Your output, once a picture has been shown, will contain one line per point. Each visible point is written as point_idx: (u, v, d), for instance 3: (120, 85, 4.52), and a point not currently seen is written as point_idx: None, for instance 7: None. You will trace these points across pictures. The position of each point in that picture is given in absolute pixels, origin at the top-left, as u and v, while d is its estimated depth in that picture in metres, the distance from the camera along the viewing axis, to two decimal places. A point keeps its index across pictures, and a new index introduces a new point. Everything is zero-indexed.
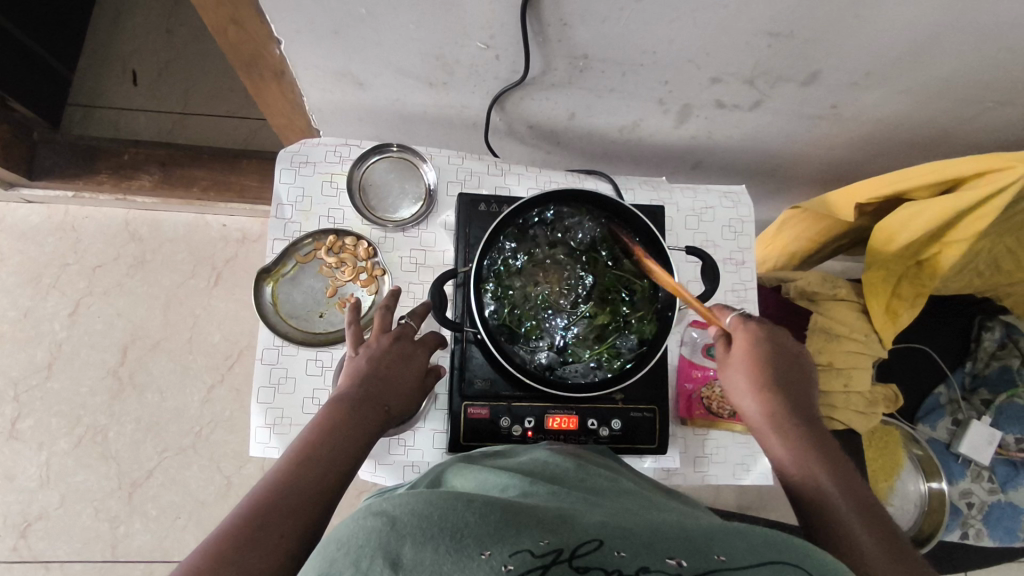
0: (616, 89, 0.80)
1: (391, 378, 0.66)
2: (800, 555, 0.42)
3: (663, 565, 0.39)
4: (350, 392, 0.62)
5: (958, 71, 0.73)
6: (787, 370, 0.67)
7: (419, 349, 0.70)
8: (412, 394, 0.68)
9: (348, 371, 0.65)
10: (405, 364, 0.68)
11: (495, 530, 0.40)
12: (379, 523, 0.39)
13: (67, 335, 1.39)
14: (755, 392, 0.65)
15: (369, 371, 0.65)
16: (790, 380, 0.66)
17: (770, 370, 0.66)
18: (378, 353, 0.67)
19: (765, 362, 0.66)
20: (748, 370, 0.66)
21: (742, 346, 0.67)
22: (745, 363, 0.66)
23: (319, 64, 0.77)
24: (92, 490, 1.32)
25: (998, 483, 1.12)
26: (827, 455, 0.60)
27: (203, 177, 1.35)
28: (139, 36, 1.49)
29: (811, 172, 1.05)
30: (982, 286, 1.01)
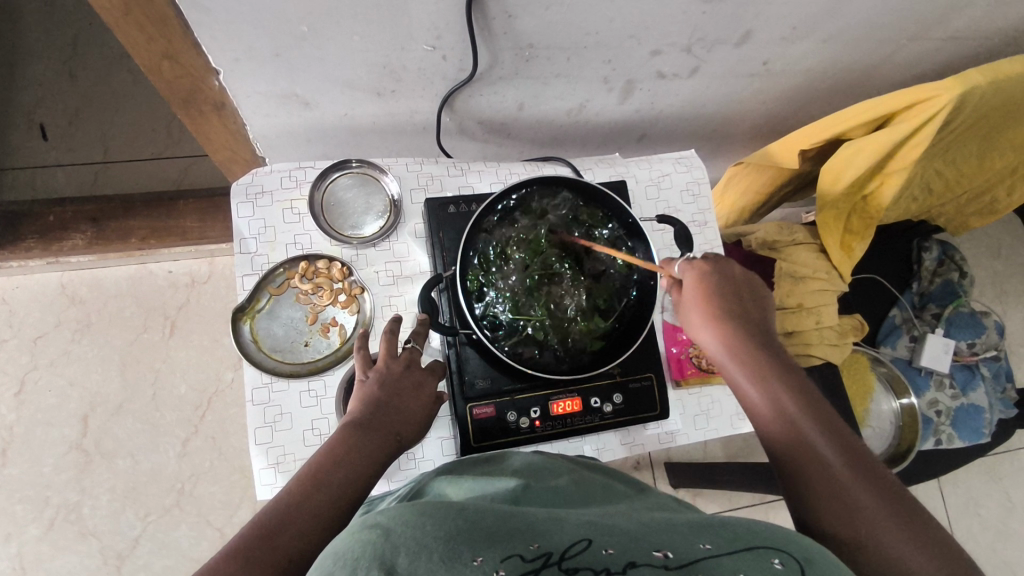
0: (562, 74, 0.82)
1: (402, 406, 0.65)
2: (786, 542, 0.44)
3: (648, 556, 0.41)
4: (361, 415, 0.62)
5: (875, 15, 0.78)
6: (737, 295, 0.69)
7: (428, 377, 0.69)
8: (422, 421, 0.67)
9: (359, 396, 0.64)
10: (417, 392, 0.67)
11: (488, 537, 0.41)
12: (373, 535, 0.40)
13: (17, 415, 1.30)
14: (711, 326, 0.67)
15: (382, 397, 0.64)
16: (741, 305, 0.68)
17: (721, 303, 0.67)
18: (389, 379, 0.65)
19: (718, 296, 0.68)
20: (700, 304, 0.68)
21: (692, 284, 0.69)
22: (699, 300, 0.68)
23: (261, 90, 0.75)
24: (75, 572, 1.24)
25: (959, 388, 1.21)
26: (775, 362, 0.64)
27: (140, 225, 1.28)
28: (39, 86, 1.39)
29: (749, 128, 1.10)
30: (918, 212, 1.08)
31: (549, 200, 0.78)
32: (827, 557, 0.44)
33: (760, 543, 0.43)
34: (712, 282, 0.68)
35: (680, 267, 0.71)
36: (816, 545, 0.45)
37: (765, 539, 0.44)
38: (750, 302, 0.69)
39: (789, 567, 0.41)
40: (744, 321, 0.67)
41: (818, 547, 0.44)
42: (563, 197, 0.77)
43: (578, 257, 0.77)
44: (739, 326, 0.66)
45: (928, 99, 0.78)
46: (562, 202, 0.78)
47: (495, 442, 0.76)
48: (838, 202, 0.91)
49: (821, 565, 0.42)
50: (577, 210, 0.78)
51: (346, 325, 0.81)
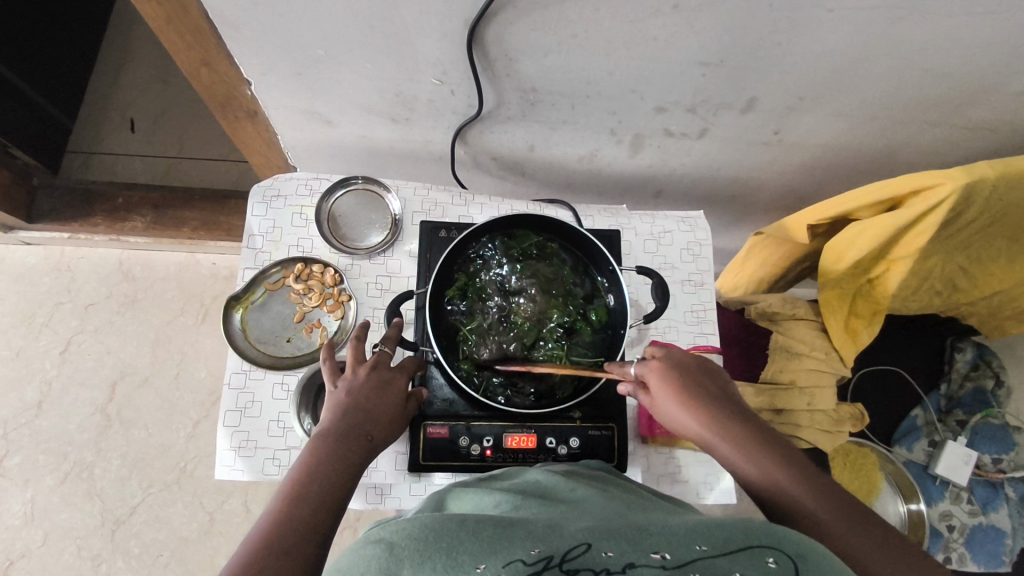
0: (568, 121, 0.85)
1: (370, 410, 0.66)
2: (780, 539, 0.45)
3: (646, 558, 0.43)
4: (334, 425, 0.63)
5: (886, 95, 0.77)
6: (701, 376, 0.67)
7: (398, 374, 0.71)
8: (393, 421, 0.68)
9: (330, 406, 0.65)
10: (385, 392, 0.69)
11: (489, 546, 0.45)
12: (377, 550, 0.45)
13: (57, 372, 1.42)
14: (686, 416, 0.65)
15: (350, 406, 0.65)
16: (709, 386, 0.67)
17: (690, 390, 0.66)
18: (356, 386, 0.67)
19: (687, 385, 0.66)
20: (671, 395, 0.66)
21: (657, 378, 0.67)
22: (669, 392, 0.66)
23: (288, 103, 0.83)
24: (76, 528, 1.32)
25: (979, 505, 1.12)
26: (759, 438, 0.62)
27: (194, 218, 1.42)
28: (136, 85, 1.57)
29: (770, 197, 1.09)
30: (944, 306, 1.02)
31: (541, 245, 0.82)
32: (822, 552, 0.45)
33: (755, 543, 0.44)
34: (674, 374, 0.66)
35: (636, 368, 0.69)
36: (812, 542, 0.46)
37: (759, 537, 0.45)
38: (709, 380, 0.67)
39: (782, 566, 0.43)
40: (716, 405, 0.65)
41: (812, 543, 0.46)
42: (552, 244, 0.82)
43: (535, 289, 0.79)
44: (710, 411, 0.64)
45: (934, 186, 0.74)
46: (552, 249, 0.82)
47: (443, 464, 0.77)
48: (841, 281, 0.89)
49: (813, 562, 0.44)
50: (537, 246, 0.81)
51: (329, 328, 0.85)
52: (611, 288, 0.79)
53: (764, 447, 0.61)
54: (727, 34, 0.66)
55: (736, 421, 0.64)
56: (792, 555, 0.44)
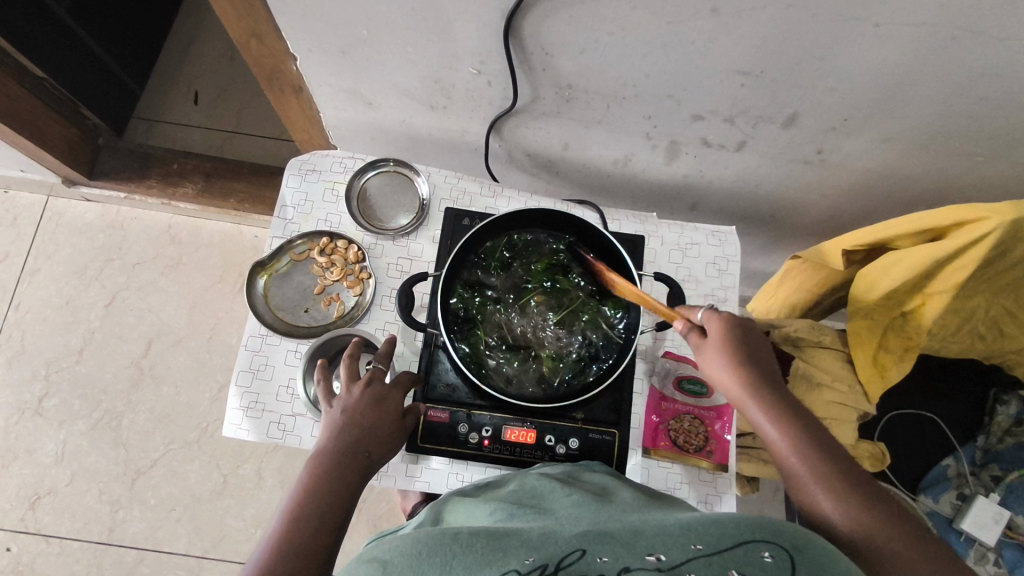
0: (603, 121, 0.85)
1: (367, 426, 0.67)
2: (775, 532, 0.45)
3: (642, 560, 0.43)
4: (331, 446, 0.64)
5: (937, 121, 0.74)
6: (758, 340, 0.67)
7: (392, 391, 0.71)
8: (392, 436, 0.69)
9: (326, 426, 0.66)
10: (381, 408, 0.69)
11: (484, 557, 0.45)
12: (372, 569, 0.46)
13: (100, 323, 1.49)
14: (733, 372, 0.64)
15: (344, 426, 0.66)
16: (763, 351, 0.67)
17: (744, 354, 0.65)
18: (352, 403, 0.68)
19: (744, 346, 0.66)
20: (724, 353, 0.65)
21: (716, 331, 0.67)
22: (723, 347, 0.66)
23: (331, 82, 0.86)
24: (100, 472, 1.39)
25: (1006, 568, 1.05)
26: (798, 414, 0.62)
27: (241, 190, 1.48)
28: (203, 60, 1.64)
29: (810, 221, 1.05)
30: (987, 353, 0.96)
31: (540, 239, 0.81)
32: (817, 542, 0.46)
33: (752, 537, 0.45)
34: (733, 333, 0.66)
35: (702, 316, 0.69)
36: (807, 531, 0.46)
37: (753, 531, 0.45)
38: (762, 348, 0.67)
39: (779, 560, 0.43)
40: (764, 374, 0.65)
41: (806, 534, 0.46)
42: (551, 238, 0.81)
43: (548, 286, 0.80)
44: (757, 373, 0.64)
45: (979, 221, 0.71)
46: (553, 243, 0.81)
47: (439, 448, 0.78)
48: (872, 311, 0.85)
49: (810, 552, 0.44)
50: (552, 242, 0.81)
51: (347, 303, 0.87)
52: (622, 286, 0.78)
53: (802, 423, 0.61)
54: (768, 43, 0.65)
55: (778, 393, 0.64)
56: (788, 545, 0.44)
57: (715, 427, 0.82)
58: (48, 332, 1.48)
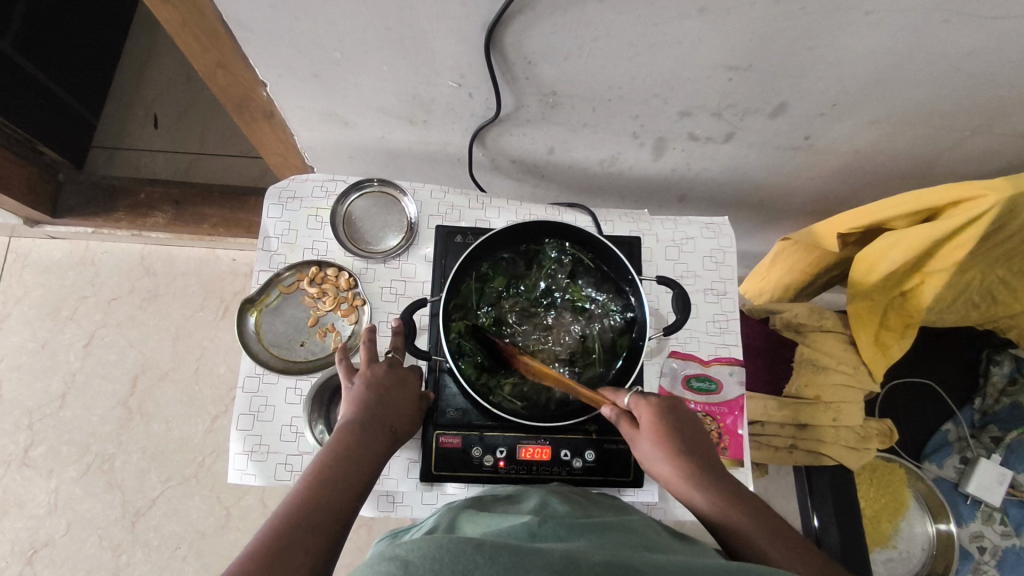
0: (589, 124, 0.82)
1: (390, 404, 0.69)
2: None
3: None
4: (358, 418, 0.66)
5: (925, 99, 0.73)
6: (687, 420, 0.69)
7: (412, 373, 0.74)
8: (414, 414, 0.71)
9: (350, 401, 0.68)
10: (403, 387, 0.72)
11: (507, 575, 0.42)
12: (390, 567, 0.42)
13: (81, 365, 1.44)
14: (667, 460, 0.66)
15: (370, 399, 0.68)
16: (692, 431, 0.69)
17: (675, 438, 0.67)
18: (374, 379, 0.70)
19: (672, 429, 0.68)
20: (654, 438, 0.67)
21: (644, 417, 0.68)
22: (653, 435, 0.67)
23: (305, 105, 0.82)
24: (97, 518, 1.35)
25: (1012, 526, 1.06)
26: (735, 495, 0.63)
27: (214, 214, 1.43)
28: (161, 82, 1.57)
29: (799, 202, 1.05)
30: (981, 319, 0.98)
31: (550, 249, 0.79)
32: None
33: None
34: (661, 418, 0.68)
35: (629, 401, 0.70)
36: None
37: None
38: (691, 430, 0.69)
39: None
40: (697, 458, 0.66)
41: None
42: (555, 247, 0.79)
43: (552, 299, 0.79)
44: (688, 456, 0.66)
45: (977, 198, 0.71)
46: (552, 252, 0.79)
47: (455, 474, 0.76)
48: (873, 293, 0.85)
49: None
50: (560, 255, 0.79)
51: (343, 332, 0.84)
52: (630, 298, 0.77)
53: (738, 505, 0.62)
54: (756, 37, 0.63)
55: (710, 476, 0.65)
56: None
57: (727, 422, 0.82)
58: (26, 379, 1.42)
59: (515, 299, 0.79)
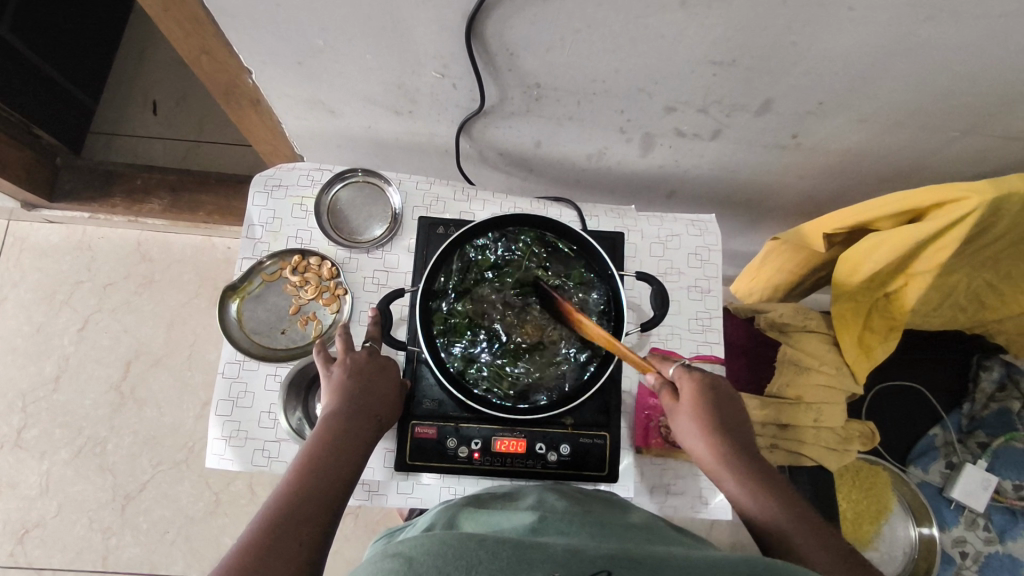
0: (575, 117, 0.82)
1: (372, 392, 0.70)
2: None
3: None
4: (341, 409, 0.67)
5: (911, 99, 0.73)
6: (729, 400, 0.69)
7: (391, 361, 0.74)
8: (395, 400, 0.73)
9: (332, 391, 0.69)
10: (383, 374, 0.72)
11: (511, 568, 0.43)
12: (396, 564, 0.43)
13: (75, 348, 1.45)
14: (703, 438, 0.66)
15: (352, 389, 0.69)
16: (733, 412, 0.69)
17: (715, 416, 0.67)
18: (354, 368, 0.71)
19: (713, 407, 0.67)
20: (694, 413, 0.67)
21: (687, 391, 0.68)
22: (695, 409, 0.67)
23: (292, 93, 0.82)
24: (88, 501, 1.36)
25: (996, 532, 1.07)
26: (768, 481, 0.63)
27: (209, 202, 1.44)
28: (161, 69, 1.58)
29: (789, 202, 1.04)
30: (970, 323, 0.97)
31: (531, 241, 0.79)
32: None
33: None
34: (704, 395, 0.68)
35: (675, 373, 0.70)
36: None
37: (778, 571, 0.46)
38: (732, 411, 0.69)
39: None
40: (734, 439, 0.66)
41: None
42: (535, 239, 0.79)
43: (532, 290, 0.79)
44: (726, 436, 0.66)
45: (960, 200, 0.70)
46: (532, 243, 0.79)
47: (429, 464, 0.77)
48: (857, 293, 0.85)
49: None
50: (541, 246, 0.79)
51: (324, 321, 0.85)
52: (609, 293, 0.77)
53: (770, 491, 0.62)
54: (737, 32, 0.62)
55: (745, 458, 0.65)
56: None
57: None
58: (20, 362, 1.44)
59: (495, 290, 0.78)
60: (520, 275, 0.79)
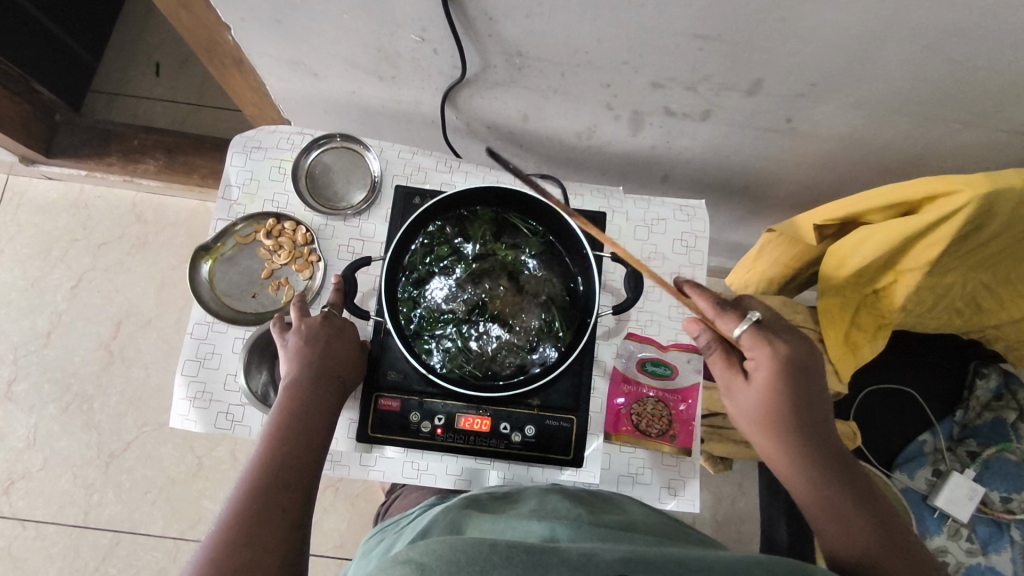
0: (560, 90, 0.79)
1: (331, 356, 0.70)
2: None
3: None
4: (301, 377, 0.68)
5: (910, 85, 0.69)
6: (804, 368, 0.67)
7: (348, 323, 0.74)
8: (355, 360, 0.73)
9: (289, 359, 0.69)
10: (341, 336, 0.72)
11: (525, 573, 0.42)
12: (409, 570, 0.43)
13: (67, 306, 1.46)
14: (764, 414, 0.66)
15: (308, 357, 0.69)
16: (806, 379, 0.66)
17: (786, 390, 0.65)
18: (309, 336, 0.70)
19: (786, 382, 0.65)
20: (763, 389, 0.65)
21: (761, 365, 0.66)
22: (764, 385, 0.65)
23: (272, 52, 0.81)
24: (73, 456, 1.38)
25: (979, 544, 1.05)
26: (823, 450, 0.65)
27: (203, 165, 1.42)
28: (165, 30, 1.57)
29: (786, 191, 1.01)
30: (966, 327, 0.93)
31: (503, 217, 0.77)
32: None
33: None
34: (779, 372, 0.65)
35: (746, 341, 0.66)
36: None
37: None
38: (804, 377, 0.66)
39: None
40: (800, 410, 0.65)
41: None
42: (507, 214, 0.78)
43: (502, 266, 0.76)
44: (794, 409, 0.65)
45: (951, 193, 0.67)
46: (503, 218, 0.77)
47: (391, 438, 0.75)
48: (844, 288, 0.82)
49: None
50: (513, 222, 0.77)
51: (296, 287, 0.83)
52: (582, 272, 0.75)
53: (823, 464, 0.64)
54: (722, 3, 0.59)
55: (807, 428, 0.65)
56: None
57: (680, 410, 0.80)
58: (13, 316, 1.45)
59: (464, 264, 0.76)
60: (490, 250, 0.77)
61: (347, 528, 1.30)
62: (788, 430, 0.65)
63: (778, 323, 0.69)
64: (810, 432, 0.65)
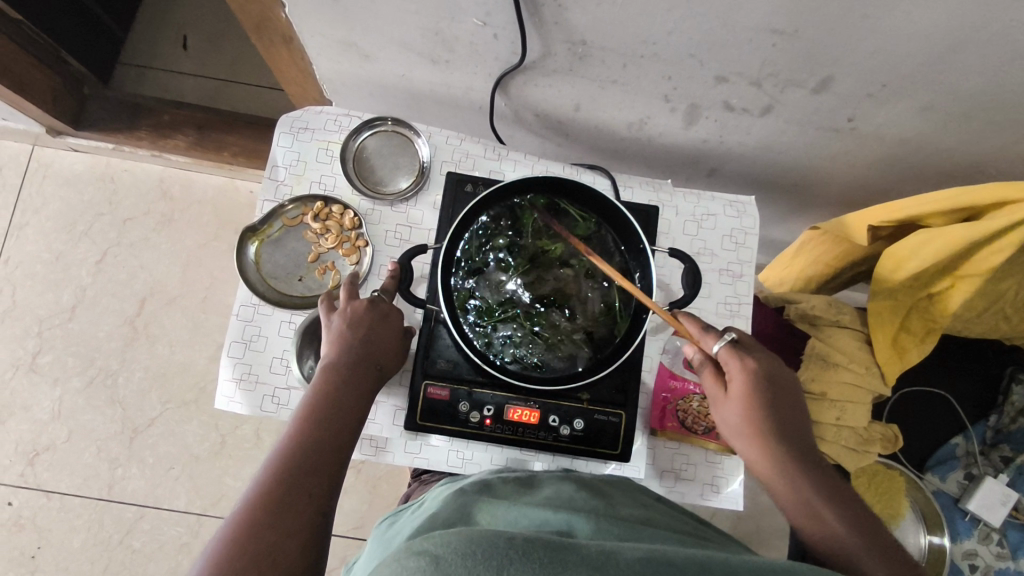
0: (619, 81, 0.78)
1: (374, 343, 0.70)
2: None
3: None
4: (341, 361, 0.67)
5: (985, 88, 0.67)
6: (784, 388, 0.69)
7: (394, 309, 0.73)
8: (398, 349, 0.72)
9: (332, 342, 0.68)
10: (385, 323, 0.71)
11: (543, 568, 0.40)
12: (421, 563, 0.40)
13: (92, 280, 1.45)
14: (744, 427, 0.67)
15: (352, 342, 0.68)
16: (784, 396, 0.68)
17: (763, 406, 0.67)
18: (356, 319, 0.70)
19: (762, 397, 0.67)
20: (742, 403, 0.67)
21: (736, 380, 0.68)
22: (743, 400, 0.67)
23: (325, 32, 0.79)
24: (98, 430, 1.38)
25: (1009, 549, 1.04)
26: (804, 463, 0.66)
27: (234, 143, 1.41)
28: (195, 3, 1.54)
29: (834, 189, 1.00)
30: (1011, 333, 0.92)
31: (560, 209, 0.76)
32: None
33: None
34: (755, 387, 0.67)
35: (722, 355, 0.69)
36: None
37: None
38: (779, 394, 0.68)
39: None
40: (778, 424, 0.67)
41: None
42: (564, 206, 0.76)
43: (558, 258, 0.75)
44: (772, 423, 0.67)
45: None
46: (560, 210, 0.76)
47: (439, 427, 0.75)
48: (898, 292, 0.81)
49: None
50: (572, 214, 0.76)
51: (342, 272, 0.83)
52: (638, 266, 0.75)
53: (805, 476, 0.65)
54: None
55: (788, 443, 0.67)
56: None
57: None
58: (38, 288, 1.44)
59: (520, 255, 0.75)
60: (545, 241, 0.76)
61: (370, 510, 1.31)
62: (769, 443, 0.66)
63: (754, 343, 0.71)
64: (792, 444, 0.67)
